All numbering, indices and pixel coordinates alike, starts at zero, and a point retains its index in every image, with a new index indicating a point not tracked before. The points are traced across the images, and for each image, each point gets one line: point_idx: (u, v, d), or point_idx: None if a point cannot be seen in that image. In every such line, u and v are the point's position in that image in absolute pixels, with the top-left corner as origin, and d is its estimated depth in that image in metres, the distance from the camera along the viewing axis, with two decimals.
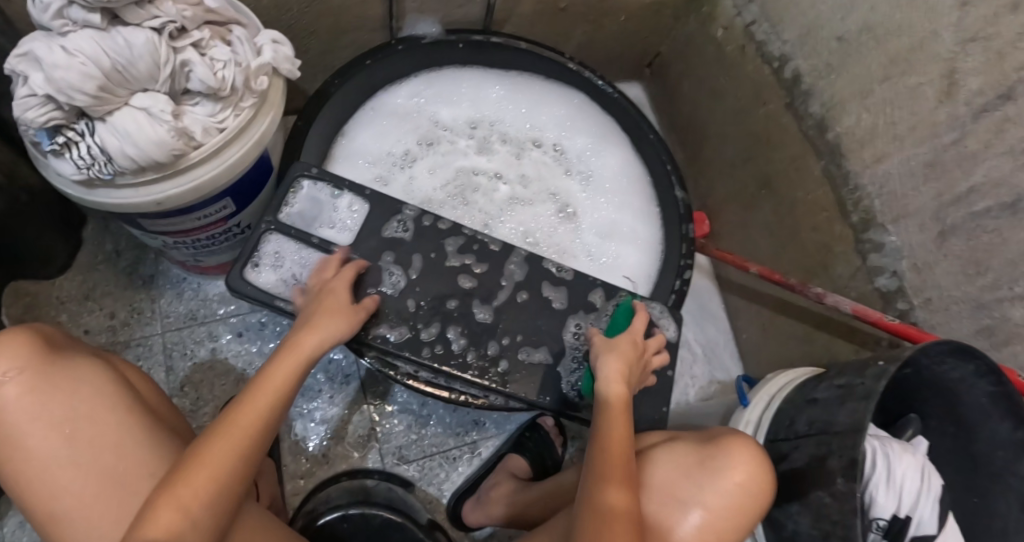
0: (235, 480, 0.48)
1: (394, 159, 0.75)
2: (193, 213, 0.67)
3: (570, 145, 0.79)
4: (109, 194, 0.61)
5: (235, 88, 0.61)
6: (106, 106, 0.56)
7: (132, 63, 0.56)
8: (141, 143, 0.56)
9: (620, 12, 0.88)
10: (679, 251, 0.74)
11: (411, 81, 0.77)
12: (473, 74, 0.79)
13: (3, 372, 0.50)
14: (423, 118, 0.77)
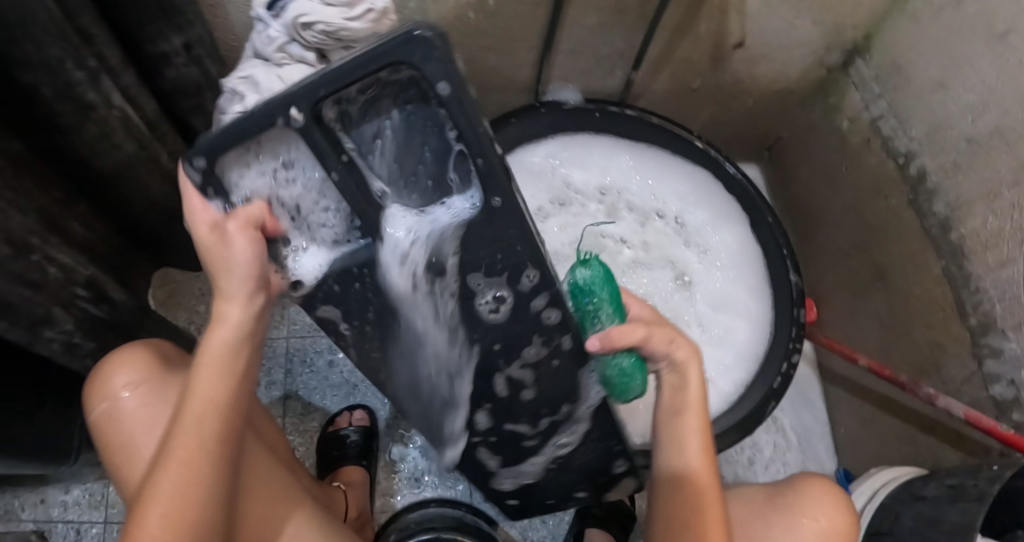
0: (190, 509, 0.44)
1: (529, 213, 0.83)
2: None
3: (689, 218, 0.86)
4: None
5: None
6: None
7: None
8: None
9: (748, 95, 0.93)
10: (789, 334, 0.76)
11: (548, 143, 0.81)
12: (605, 142, 0.83)
13: (127, 380, 0.57)
14: (555, 179, 0.83)
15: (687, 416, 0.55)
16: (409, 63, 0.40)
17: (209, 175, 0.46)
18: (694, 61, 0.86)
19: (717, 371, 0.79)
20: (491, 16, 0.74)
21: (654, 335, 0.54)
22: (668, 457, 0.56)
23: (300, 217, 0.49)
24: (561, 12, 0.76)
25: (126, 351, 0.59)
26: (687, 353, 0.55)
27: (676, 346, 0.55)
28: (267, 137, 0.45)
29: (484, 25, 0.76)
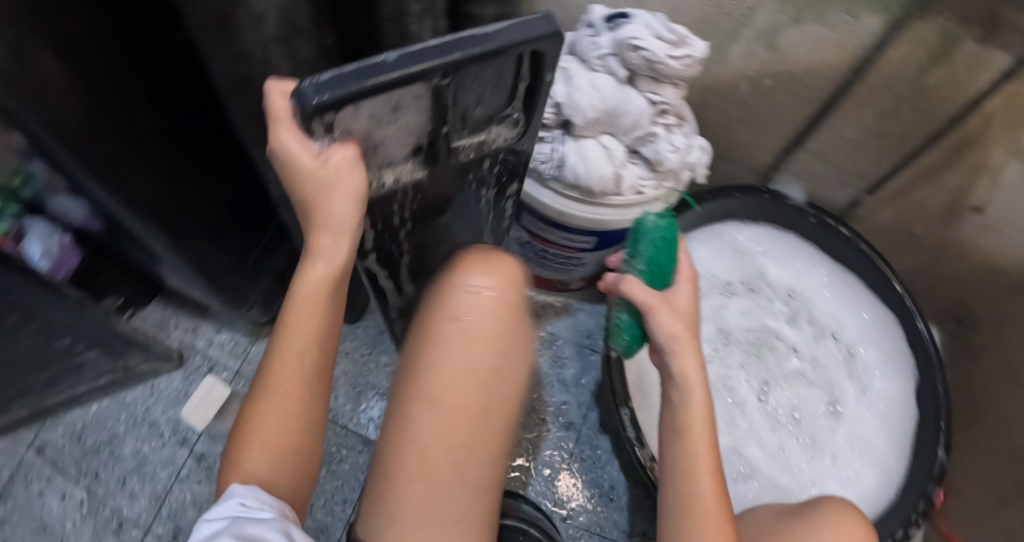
0: (283, 429, 0.47)
1: (717, 284, 0.85)
2: (565, 233, 0.71)
3: (864, 353, 0.84)
4: (534, 189, 0.67)
5: (675, 168, 0.67)
6: (584, 131, 0.64)
7: (623, 115, 0.63)
8: (592, 173, 0.64)
9: (964, 262, 0.88)
10: (917, 507, 0.74)
11: (757, 228, 0.86)
12: (809, 250, 0.86)
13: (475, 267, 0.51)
14: (752, 264, 0.86)
15: (686, 406, 0.52)
16: (532, 68, 0.41)
17: (323, 122, 0.36)
18: (927, 209, 0.85)
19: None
20: (764, 95, 0.78)
21: (664, 312, 0.53)
22: (675, 458, 0.51)
23: (373, 154, 0.43)
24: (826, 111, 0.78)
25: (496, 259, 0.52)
26: (683, 332, 0.53)
27: (675, 325, 0.52)
28: (385, 95, 0.36)
29: (751, 100, 0.80)
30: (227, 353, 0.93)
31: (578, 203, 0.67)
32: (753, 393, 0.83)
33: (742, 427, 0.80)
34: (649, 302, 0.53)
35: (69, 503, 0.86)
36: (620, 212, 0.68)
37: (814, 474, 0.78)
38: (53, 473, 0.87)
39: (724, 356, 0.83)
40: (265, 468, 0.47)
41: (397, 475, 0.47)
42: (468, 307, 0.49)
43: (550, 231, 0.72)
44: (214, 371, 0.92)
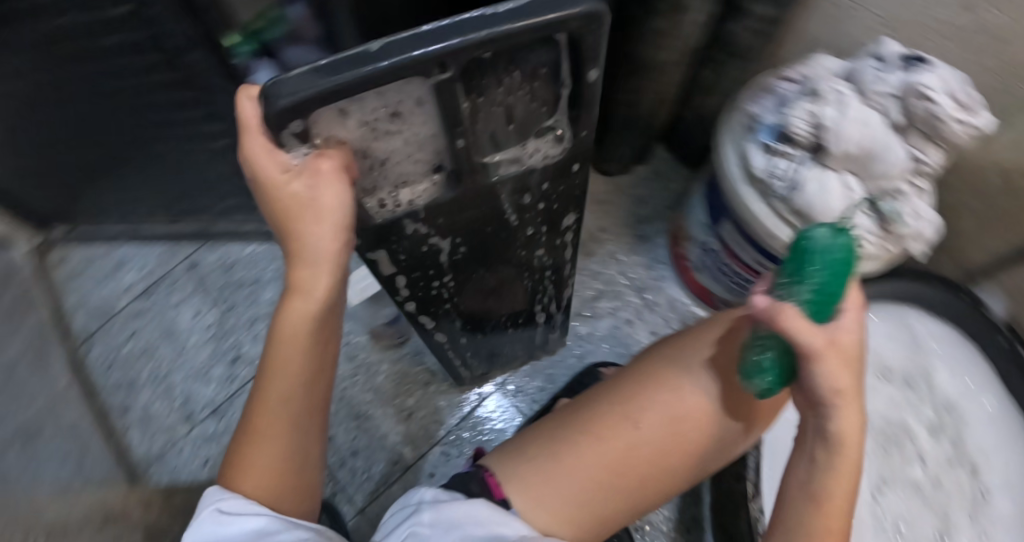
0: (281, 441, 0.45)
1: (879, 364, 0.81)
2: (761, 258, 0.71)
3: (997, 502, 0.75)
4: (754, 199, 0.66)
5: (906, 235, 0.65)
6: (834, 163, 0.62)
7: (882, 161, 0.61)
8: (827, 207, 0.61)
9: None
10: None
11: (936, 325, 0.82)
12: (986, 373, 0.80)
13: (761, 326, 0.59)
14: (921, 361, 0.81)
15: (836, 468, 0.44)
16: (571, 62, 0.38)
17: (294, 135, 0.35)
18: None
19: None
20: (1011, 192, 0.70)
21: (831, 361, 0.41)
22: (803, 518, 0.44)
23: (381, 169, 0.41)
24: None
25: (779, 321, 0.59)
26: (852, 384, 0.42)
27: (846, 376, 0.41)
28: (381, 85, 0.34)
29: (993, 198, 0.72)
30: None
31: (793, 230, 0.65)
32: (869, 485, 0.76)
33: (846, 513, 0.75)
34: (817, 347, 0.40)
35: (199, 321, 0.93)
36: None
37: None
38: (195, 290, 0.95)
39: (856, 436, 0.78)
40: (267, 484, 0.45)
41: (590, 444, 0.58)
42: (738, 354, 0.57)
43: (747, 250, 0.72)
44: None
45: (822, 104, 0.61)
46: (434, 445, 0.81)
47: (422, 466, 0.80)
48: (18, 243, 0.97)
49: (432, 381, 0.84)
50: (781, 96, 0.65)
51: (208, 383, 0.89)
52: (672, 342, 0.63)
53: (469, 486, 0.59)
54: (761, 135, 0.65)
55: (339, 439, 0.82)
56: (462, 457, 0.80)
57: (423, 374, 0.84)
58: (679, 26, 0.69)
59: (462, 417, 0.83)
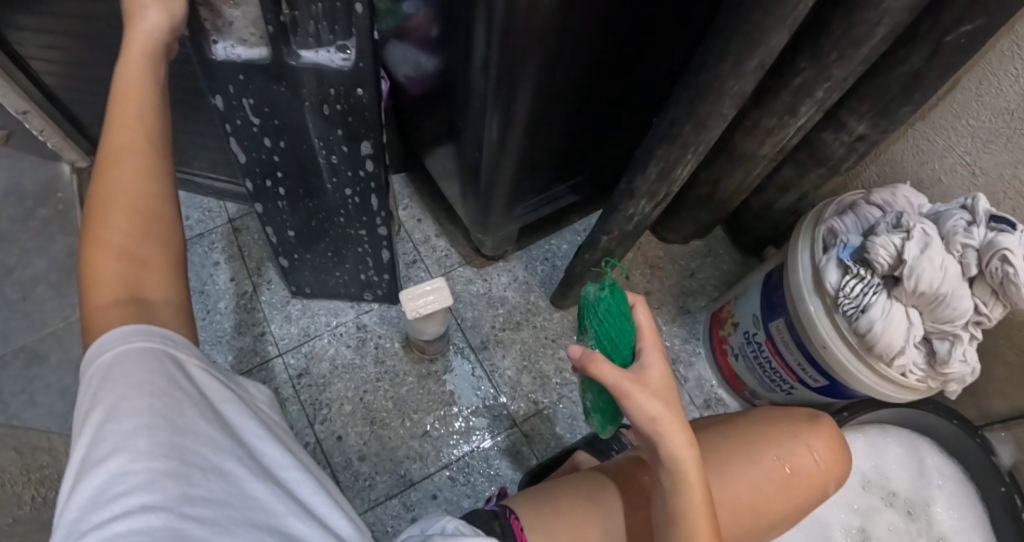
0: (151, 205, 0.43)
1: (882, 486, 0.84)
2: (805, 361, 0.75)
3: None
4: (819, 309, 0.70)
5: (952, 377, 0.66)
6: (902, 296, 0.65)
7: (948, 305, 0.63)
8: (886, 334, 0.64)
9: None
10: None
11: (944, 459, 0.85)
12: (981, 518, 0.83)
13: (809, 440, 0.62)
14: (924, 492, 0.84)
15: (682, 494, 0.47)
16: None
17: None
18: None
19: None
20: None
21: (641, 395, 0.47)
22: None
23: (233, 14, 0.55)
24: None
25: (827, 435, 0.63)
26: (669, 410, 0.47)
27: (660, 406, 0.47)
28: None
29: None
30: (431, 256, 0.96)
31: (846, 346, 0.69)
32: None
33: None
34: (623, 384, 0.47)
35: (232, 288, 0.93)
36: (871, 378, 0.69)
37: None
38: (236, 255, 0.95)
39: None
40: (127, 254, 0.42)
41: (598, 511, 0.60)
42: (772, 454, 0.60)
43: (792, 352, 0.76)
44: (409, 262, 0.95)
45: (909, 240, 0.63)
46: (442, 469, 0.83)
47: (426, 486, 0.82)
48: (67, 161, 0.96)
49: (454, 404, 0.87)
50: (863, 220, 0.70)
51: (229, 353, 0.89)
52: (704, 421, 0.65)
53: (491, 527, 0.58)
54: (840, 251, 0.68)
55: (351, 440, 0.84)
56: (468, 486, 0.82)
57: (447, 395, 0.87)
58: (784, 126, 0.70)
59: (478, 445, 0.85)
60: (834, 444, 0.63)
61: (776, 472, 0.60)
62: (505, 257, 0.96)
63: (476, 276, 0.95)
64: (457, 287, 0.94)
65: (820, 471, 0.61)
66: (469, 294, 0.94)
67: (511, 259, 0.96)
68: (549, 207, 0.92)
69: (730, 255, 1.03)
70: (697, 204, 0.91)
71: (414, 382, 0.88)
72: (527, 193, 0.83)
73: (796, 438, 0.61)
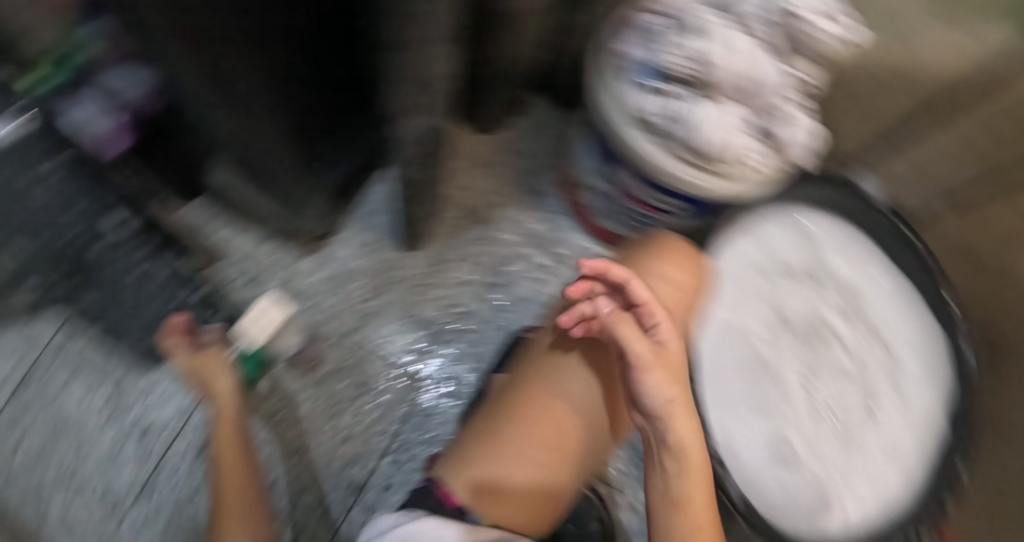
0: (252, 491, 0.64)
1: (779, 266, 0.84)
2: (655, 192, 0.73)
3: (908, 367, 0.81)
4: (643, 138, 0.65)
5: (797, 158, 0.64)
6: (716, 95, 0.61)
7: (764, 87, 0.60)
8: (715, 136, 0.60)
9: None
10: (931, 509, 0.72)
11: (825, 215, 0.84)
12: (880, 250, 0.84)
13: (668, 268, 0.61)
14: (818, 253, 0.85)
15: (688, 451, 0.50)
16: None
17: None
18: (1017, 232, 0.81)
19: (850, 504, 0.76)
20: None
21: (650, 355, 0.50)
22: (667, 491, 0.51)
23: None
24: (891, 142, 0.89)
25: (681, 251, 0.63)
26: (680, 391, 0.50)
27: (655, 368, 0.50)
28: None
29: None
30: (269, 266, 0.88)
31: (686, 165, 0.64)
32: (798, 382, 0.81)
33: (780, 415, 0.80)
34: (647, 357, 0.50)
35: (89, 405, 0.83)
36: (726, 186, 0.65)
37: (842, 472, 0.77)
38: (71, 372, 0.84)
39: (779, 343, 0.82)
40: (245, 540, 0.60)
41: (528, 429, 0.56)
42: (650, 294, 0.59)
43: (642, 188, 0.74)
44: (249, 280, 0.87)
45: (706, 40, 0.60)
46: (382, 457, 0.82)
47: (375, 481, 0.81)
48: None
49: (360, 395, 0.84)
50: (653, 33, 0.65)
51: (122, 469, 0.82)
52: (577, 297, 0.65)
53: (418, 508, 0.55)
54: (644, 75, 0.64)
55: (280, 482, 0.80)
56: (412, 461, 0.82)
57: (351, 390, 0.84)
58: None
59: (403, 418, 0.84)
60: (685, 258, 0.63)
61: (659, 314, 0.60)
62: (335, 229, 0.89)
63: (320, 263, 0.89)
64: (306, 284, 0.87)
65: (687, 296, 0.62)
66: (323, 285, 0.87)
67: (348, 228, 0.89)
68: (347, 168, 0.82)
69: (555, 124, 0.98)
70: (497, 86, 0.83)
71: (313, 394, 0.84)
72: (310, 174, 0.73)
73: (653, 267, 0.61)
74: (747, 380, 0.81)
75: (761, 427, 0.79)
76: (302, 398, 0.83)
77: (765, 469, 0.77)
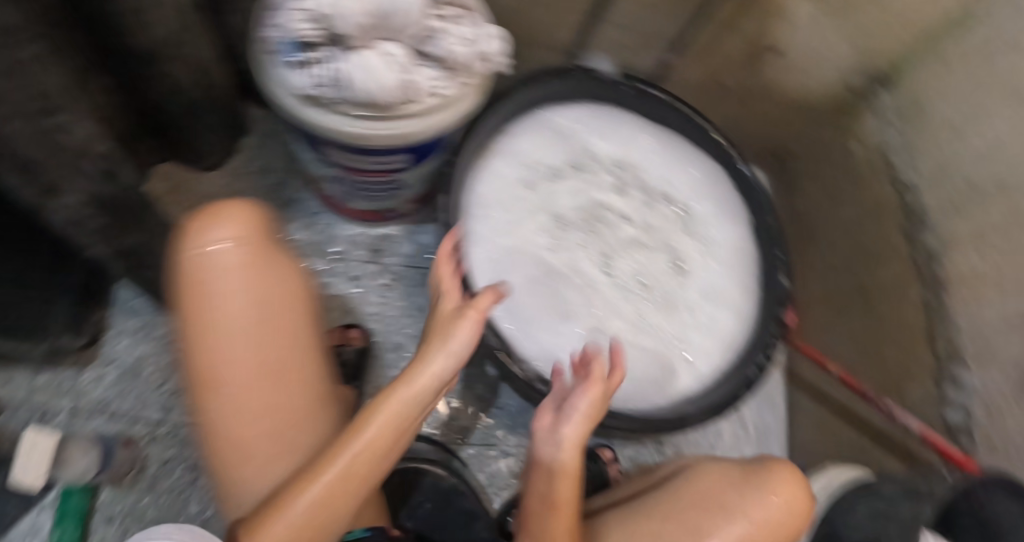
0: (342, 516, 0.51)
1: (542, 169, 0.84)
2: (368, 157, 0.72)
3: (695, 208, 0.88)
4: (319, 113, 0.67)
5: (467, 63, 0.65)
6: (357, 41, 0.62)
7: (393, 14, 0.61)
8: (373, 83, 0.61)
9: (774, 102, 1.00)
10: (770, 332, 0.80)
11: (573, 109, 0.87)
12: (629, 118, 0.89)
13: (224, 238, 0.55)
14: (577, 142, 0.86)
15: (266, 338, 0.56)
16: None
17: None
18: (730, 58, 0.92)
19: (696, 356, 0.81)
20: None
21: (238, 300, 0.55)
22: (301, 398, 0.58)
23: None
24: (596, 15, 0.86)
25: (230, 214, 0.56)
26: (249, 307, 0.55)
27: (238, 310, 0.55)
28: None
29: None
30: (51, 394, 0.83)
31: (369, 120, 0.66)
32: (600, 268, 0.82)
33: (594, 308, 0.80)
34: (247, 285, 0.55)
35: None
36: (418, 121, 0.68)
37: (677, 330, 0.82)
38: None
39: (565, 241, 0.82)
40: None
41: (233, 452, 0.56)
42: (224, 286, 0.54)
43: (358, 158, 0.73)
44: (38, 418, 0.82)
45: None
46: None
47: None
48: None
49: (197, 472, 0.84)
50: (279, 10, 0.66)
51: None
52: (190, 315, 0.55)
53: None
54: (286, 55, 0.65)
55: None
56: None
57: (186, 473, 0.83)
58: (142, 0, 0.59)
59: None
60: (196, 221, 0.56)
61: (262, 292, 0.56)
62: (102, 329, 0.86)
63: (101, 368, 0.85)
64: (94, 394, 0.84)
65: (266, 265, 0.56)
66: (112, 389, 0.85)
67: (114, 321, 0.87)
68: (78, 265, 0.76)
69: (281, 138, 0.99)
70: (198, 116, 0.82)
71: (150, 496, 0.81)
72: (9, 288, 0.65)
73: (206, 246, 0.54)
74: (541, 289, 0.79)
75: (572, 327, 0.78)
76: (138, 504, 0.81)
77: (603, 359, 0.78)
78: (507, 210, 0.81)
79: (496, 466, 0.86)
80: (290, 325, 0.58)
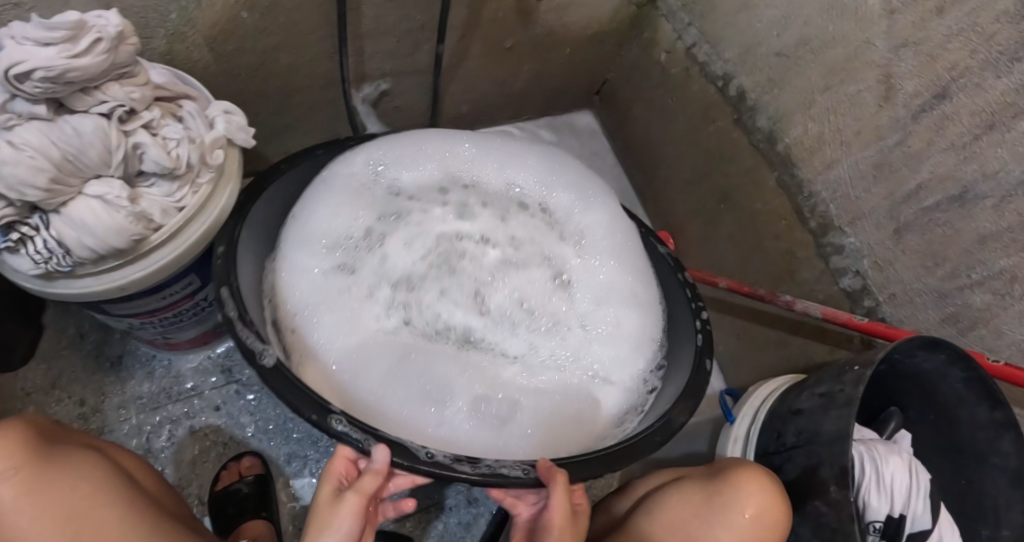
0: None
1: (360, 236, 0.73)
2: (159, 293, 0.66)
3: (553, 201, 0.78)
4: (67, 284, 0.58)
5: (195, 163, 0.59)
6: (57, 199, 0.53)
7: (82, 153, 0.52)
8: (98, 234, 0.54)
9: (568, 45, 0.98)
10: (686, 296, 0.74)
11: (359, 154, 0.75)
12: (436, 135, 0.78)
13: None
14: (382, 188, 0.75)
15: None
16: None
17: None
18: (502, 19, 0.87)
19: (615, 367, 0.71)
20: (259, 28, 0.70)
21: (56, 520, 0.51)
22: None
23: None
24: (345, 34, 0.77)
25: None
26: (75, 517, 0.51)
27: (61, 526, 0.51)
28: None
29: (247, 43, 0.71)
30: None
31: (125, 266, 0.58)
32: (478, 313, 0.72)
33: (480, 367, 0.69)
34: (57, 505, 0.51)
35: None
36: (179, 241, 0.60)
37: (580, 352, 0.72)
38: None
39: (420, 303, 0.72)
40: None
41: None
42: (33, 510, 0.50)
43: (150, 300, 0.66)
44: None
45: None
46: None
47: None
48: None
49: None
50: None
51: None
52: None
53: None
54: None
55: None
56: None
57: None
58: None
59: None
60: None
61: (83, 499, 0.52)
62: None
63: None
64: None
65: (81, 464, 0.54)
66: None
67: None
68: None
69: None
70: None
71: None
72: None
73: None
74: (410, 382, 0.65)
75: (460, 409, 0.65)
76: None
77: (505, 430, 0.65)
78: (335, 306, 0.69)
79: (440, 525, 0.83)
80: (106, 517, 0.53)
